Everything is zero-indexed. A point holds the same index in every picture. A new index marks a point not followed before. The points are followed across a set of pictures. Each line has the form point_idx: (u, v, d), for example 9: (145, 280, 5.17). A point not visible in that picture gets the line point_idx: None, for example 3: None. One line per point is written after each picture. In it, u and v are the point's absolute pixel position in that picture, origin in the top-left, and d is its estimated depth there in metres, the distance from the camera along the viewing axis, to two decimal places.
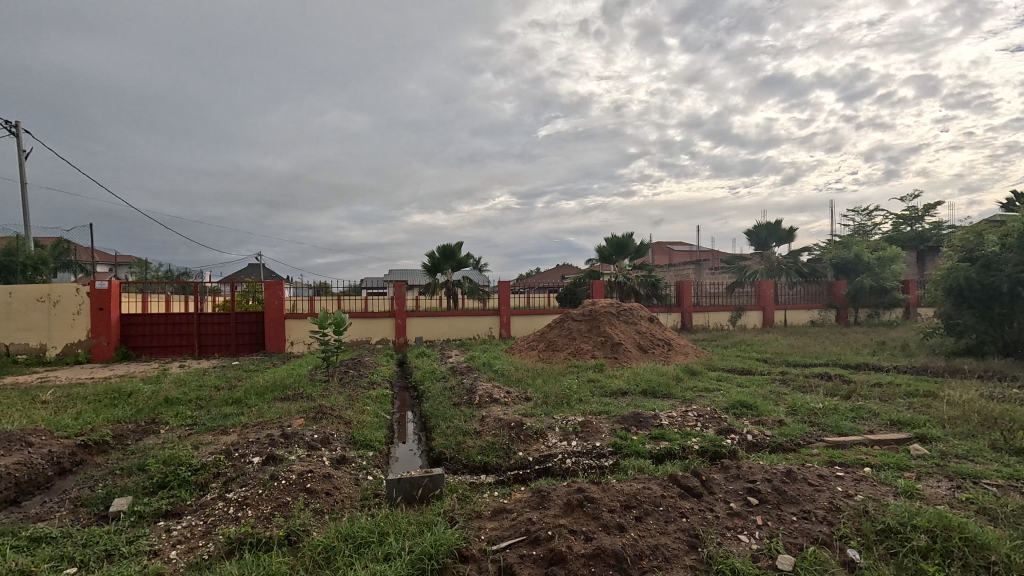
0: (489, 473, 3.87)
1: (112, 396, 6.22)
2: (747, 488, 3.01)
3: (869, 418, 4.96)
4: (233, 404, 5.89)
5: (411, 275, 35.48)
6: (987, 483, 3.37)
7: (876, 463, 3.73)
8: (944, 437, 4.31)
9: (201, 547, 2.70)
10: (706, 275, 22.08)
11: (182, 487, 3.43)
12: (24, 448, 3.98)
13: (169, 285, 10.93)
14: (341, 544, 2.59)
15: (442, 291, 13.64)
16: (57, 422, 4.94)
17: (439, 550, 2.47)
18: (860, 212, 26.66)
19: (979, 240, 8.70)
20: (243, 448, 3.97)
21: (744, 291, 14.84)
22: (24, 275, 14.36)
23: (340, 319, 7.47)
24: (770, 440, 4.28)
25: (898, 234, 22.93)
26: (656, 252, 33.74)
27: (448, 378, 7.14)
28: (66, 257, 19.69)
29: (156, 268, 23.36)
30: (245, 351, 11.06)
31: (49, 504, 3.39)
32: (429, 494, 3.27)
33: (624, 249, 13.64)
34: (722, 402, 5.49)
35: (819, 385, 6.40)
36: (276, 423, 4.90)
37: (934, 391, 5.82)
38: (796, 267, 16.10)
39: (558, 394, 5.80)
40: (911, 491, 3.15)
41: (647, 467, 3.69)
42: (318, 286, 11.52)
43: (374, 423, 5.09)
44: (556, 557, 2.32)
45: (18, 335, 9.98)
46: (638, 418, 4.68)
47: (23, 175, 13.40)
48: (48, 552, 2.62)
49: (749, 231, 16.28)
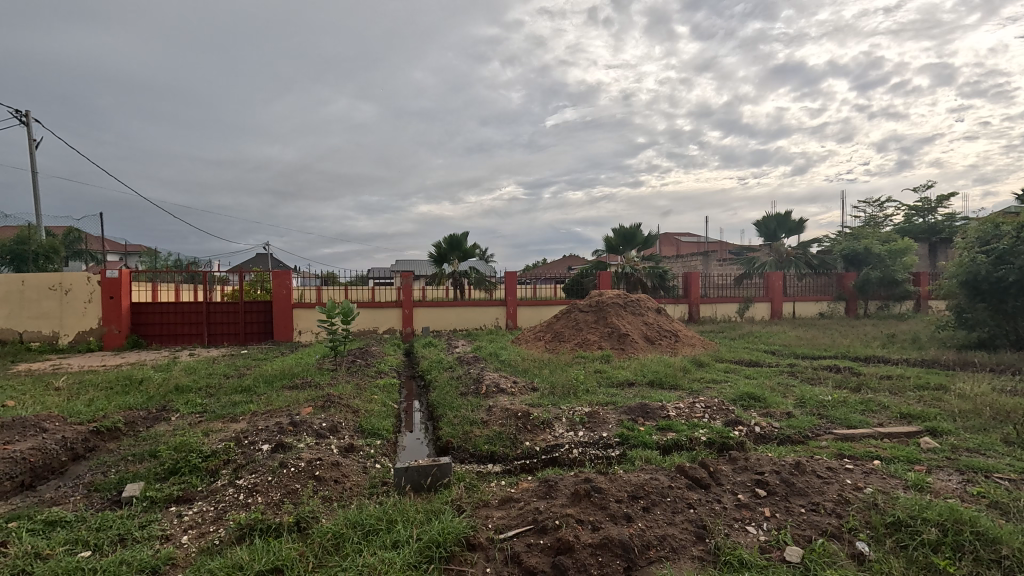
0: (495, 462, 3.89)
1: (123, 383, 6.31)
2: (756, 480, 3.00)
3: (880, 411, 4.91)
4: (241, 392, 5.96)
5: (416, 267, 35.55)
6: (999, 476, 3.33)
7: (885, 456, 3.71)
8: (956, 431, 4.26)
9: (211, 532, 2.74)
10: (714, 266, 21.97)
11: (193, 473, 3.48)
12: (37, 434, 4.03)
13: (178, 274, 10.85)
14: (350, 532, 2.61)
15: (448, 281, 13.41)
16: (70, 408, 5.03)
17: (446, 539, 2.49)
18: (872, 203, 26.29)
19: (995, 232, 8.51)
20: (253, 435, 4.00)
21: (752, 282, 14.68)
22: (35, 264, 14.61)
23: (348, 309, 7.46)
24: (778, 432, 4.26)
25: (909, 224, 22.58)
26: (663, 245, 33.60)
27: (455, 368, 7.16)
28: (76, 245, 19.92)
29: (165, 259, 23.54)
30: (253, 340, 11.19)
31: (64, 489, 3.45)
32: (437, 483, 3.28)
33: (632, 240, 13.51)
34: (729, 394, 5.45)
35: (827, 377, 6.37)
36: (285, 411, 4.96)
37: (945, 384, 5.76)
38: (805, 260, 15.70)
39: (565, 385, 5.80)
40: (921, 483, 3.13)
41: (654, 458, 3.69)
42: (325, 277, 11.52)
43: (382, 412, 5.11)
44: (562, 547, 2.31)
45: (30, 323, 10.11)
46: (644, 409, 4.66)
47: (34, 163, 13.64)
48: (62, 536, 2.66)
49: (758, 222, 16.04)
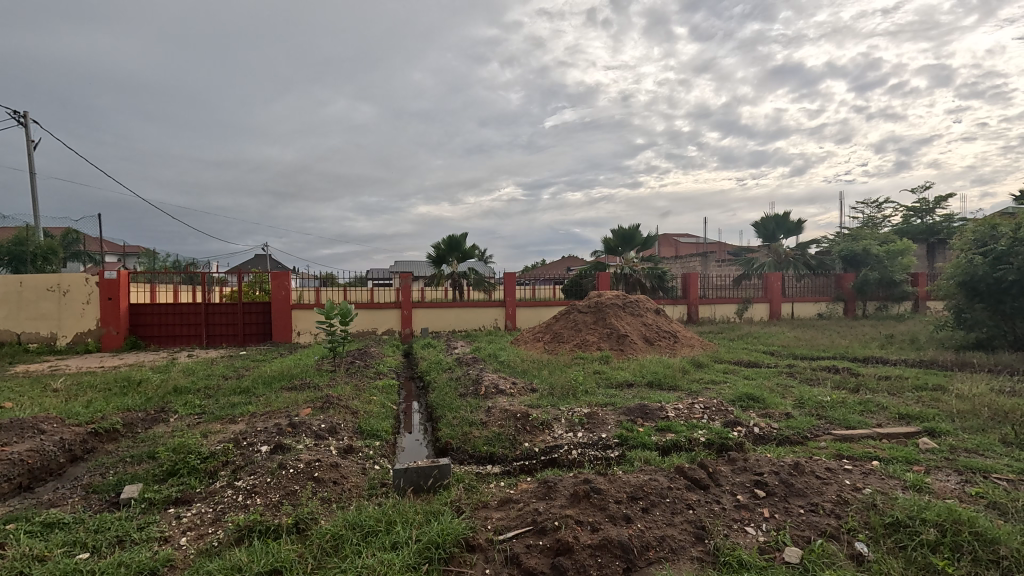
0: (495, 463, 3.88)
1: (122, 385, 6.30)
2: (755, 481, 3.00)
3: (878, 412, 4.92)
4: (241, 393, 5.96)
5: (416, 267, 35.55)
6: (997, 476, 3.34)
7: (884, 457, 3.72)
8: (954, 431, 4.27)
9: (210, 534, 2.73)
10: (713, 267, 22.02)
11: (192, 474, 3.48)
12: (35, 435, 4.03)
13: (176, 276, 10.85)
14: (349, 534, 2.60)
15: (448, 282, 13.42)
16: (69, 409, 5.03)
17: (445, 540, 2.49)
18: (870, 204, 26.34)
19: (993, 233, 8.53)
20: (252, 437, 3.99)
21: (751, 283, 14.70)
22: (34, 265, 14.58)
23: (346, 310, 7.45)
24: (777, 432, 4.27)
25: (908, 225, 22.64)
26: (662, 245, 33.67)
27: (454, 368, 7.17)
28: (75, 246, 19.88)
29: (164, 260, 23.53)
30: (252, 341, 11.17)
31: (62, 490, 3.43)
32: (436, 484, 3.27)
33: (631, 241, 13.52)
34: (728, 394, 5.46)
35: (826, 377, 6.39)
36: (284, 412, 4.95)
37: (943, 385, 5.77)
38: (804, 260, 15.73)
39: (564, 386, 5.80)
40: (920, 484, 3.13)
41: (654, 459, 3.69)
42: (324, 278, 11.51)
43: (381, 413, 5.10)
44: (562, 548, 2.31)
45: (28, 324, 10.08)
46: (644, 410, 4.67)
47: (32, 164, 13.62)
48: (60, 538, 2.65)
49: (757, 222, 16.07)
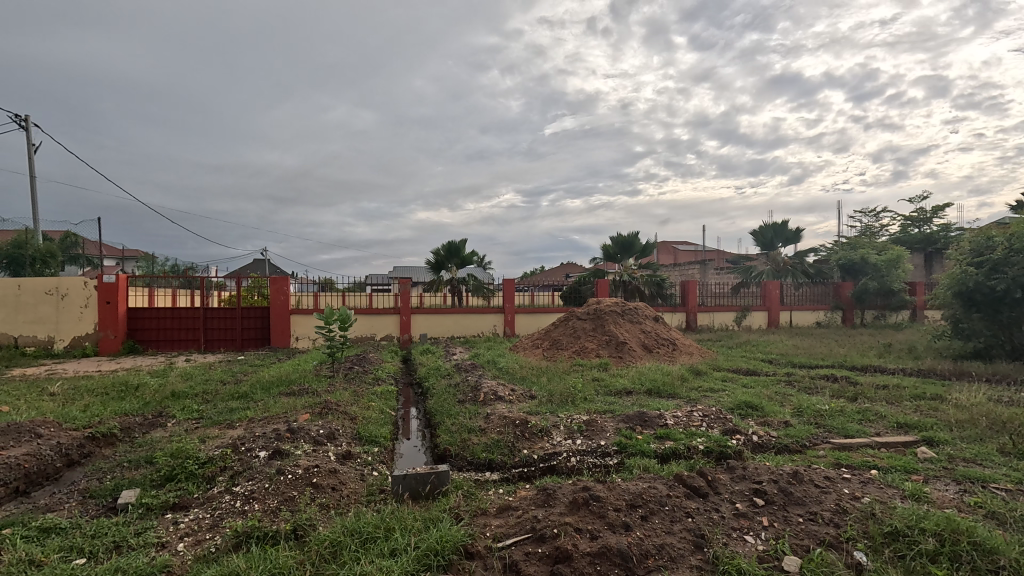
0: (494, 470, 3.88)
1: (119, 389, 6.27)
2: (753, 489, 3.00)
3: (877, 420, 4.93)
4: (239, 398, 5.94)
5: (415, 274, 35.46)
6: (995, 487, 3.34)
7: (883, 466, 3.72)
8: (952, 440, 4.28)
9: (208, 540, 2.72)
10: (712, 275, 22.08)
11: (190, 479, 3.47)
12: (32, 439, 4.01)
13: (175, 279, 10.85)
14: (347, 540, 2.60)
15: (447, 289, 13.22)
16: (66, 413, 5.00)
17: (444, 547, 2.50)
18: (867, 213, 26.48)
19: (989, 243, 8.58)
20: (249, 442, 3.98)
21: (750, 291, 14.73)
22: (32, 268, 14.55)
23: (345, 315, 7.43)
24: (776, 441, 4.27)
25: (905, 235, 22.76)
26: (661, 253, 33.70)
27: (453, 375, 7.16)
28: (73, 251, 19.79)
29: (163, 265, 23.41)
30: (251, 346, 11.15)
31: (58, 495, 3.41)
32: (435, 491, 3.27)
33: (629, 248, 13.65)
34: (727, 402, 5.48)
35: (824, 386, 6.39)
36: (283, 417, 4.95)
37: (941, 394, 5.78)
38: (803, 269, 15.82)
39: (563, 393, 5.78)
40: (919, 493, 3.13)
41: (653, 467, 3.68)
42: (323, 283, 11.50)
43: (380, 419, 5.11)
44: (561, 556, 2.32)
45: (26, 328, 10.06)
46: (643, 418, 4.67)
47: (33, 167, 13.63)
48: (57, 542, 2.64)
49: (755, 231, 16.15)
